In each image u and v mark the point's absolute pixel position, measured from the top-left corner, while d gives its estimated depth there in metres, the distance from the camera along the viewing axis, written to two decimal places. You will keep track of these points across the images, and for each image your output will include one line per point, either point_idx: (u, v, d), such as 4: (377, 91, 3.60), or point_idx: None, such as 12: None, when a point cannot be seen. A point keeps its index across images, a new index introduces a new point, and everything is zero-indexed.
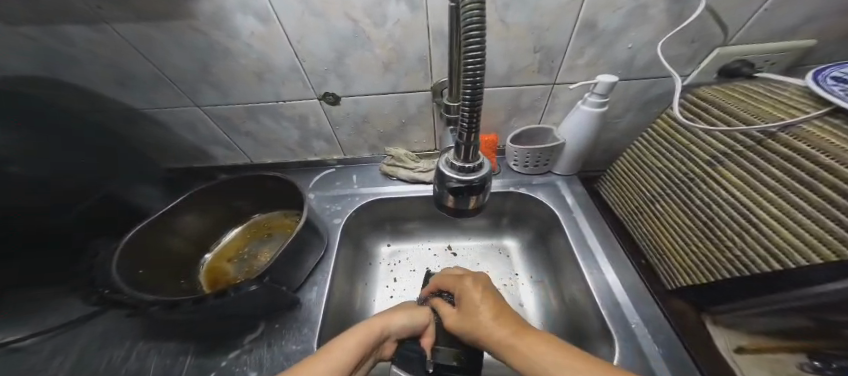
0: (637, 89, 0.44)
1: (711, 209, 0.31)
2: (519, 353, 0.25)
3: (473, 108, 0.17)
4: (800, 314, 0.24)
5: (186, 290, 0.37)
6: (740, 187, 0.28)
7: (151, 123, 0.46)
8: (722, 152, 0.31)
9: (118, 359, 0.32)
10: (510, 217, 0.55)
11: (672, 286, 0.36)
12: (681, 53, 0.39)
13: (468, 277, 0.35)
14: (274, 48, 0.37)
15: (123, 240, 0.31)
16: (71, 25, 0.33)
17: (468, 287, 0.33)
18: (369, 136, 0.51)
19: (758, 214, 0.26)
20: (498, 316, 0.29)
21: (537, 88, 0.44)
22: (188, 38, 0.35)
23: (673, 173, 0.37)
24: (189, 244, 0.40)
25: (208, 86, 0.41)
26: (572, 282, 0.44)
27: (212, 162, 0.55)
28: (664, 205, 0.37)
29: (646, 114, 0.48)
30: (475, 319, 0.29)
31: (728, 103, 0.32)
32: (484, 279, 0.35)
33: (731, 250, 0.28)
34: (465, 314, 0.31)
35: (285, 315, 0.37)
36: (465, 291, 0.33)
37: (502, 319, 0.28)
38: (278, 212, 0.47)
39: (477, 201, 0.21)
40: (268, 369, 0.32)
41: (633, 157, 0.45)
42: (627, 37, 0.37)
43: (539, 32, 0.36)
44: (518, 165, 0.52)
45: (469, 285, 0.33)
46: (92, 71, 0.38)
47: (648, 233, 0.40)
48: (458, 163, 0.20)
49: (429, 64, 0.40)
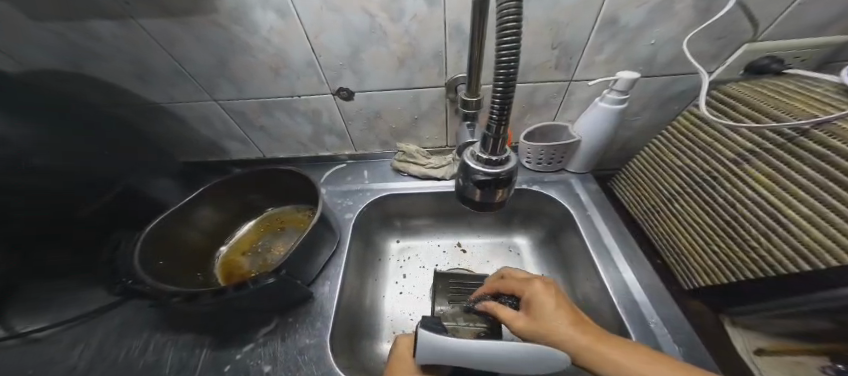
0: (656, 86, 0.43)
1: (735, 208, 0.30)
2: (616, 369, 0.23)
3: (505, 100, 0.17)
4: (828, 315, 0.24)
5: (202, 283, 0.37)
6: (768, 186, 0.27)
7: (169, 118, 0.46)
8: (749, 150, 0.30)
9: (136, 350, 0.32)
10: (521, 216, 0.55)
11: (690, 286, 0.35)
12: (705, 49, 0.38)
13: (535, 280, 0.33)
14: (292, 43, 0.37)
15: (144, 231, 0.31)
16: (100, 21, 0.33)
17: (537, 289, 0.31)
18: (381, 132, 0.51)
19: (787, 214, 0.25)
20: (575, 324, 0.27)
21: (554, 85, 0.43)
22: (208, 33, 0.35)
23: (693, 171, 0.36)
24: (205, 237, 0.40)
25: (225, 81, 0.41)
26: (585, 282, 0.44)
27: (225, 156, 0.55)
28: (684, 204, 0.37)
29: (664, 112, 0.47)
30: (547, 324, 0.28)
31: (756, 100, 0.31)
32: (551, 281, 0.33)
33: (755, 250, 0.27)
34: (536, 314, 0.29)
35: (298, 309, 0.37)
36: (534, 294, 0.31)
37: (585, 331, 0.26)
38: (291, 207, 0.47)
39: (502, 195, 0.21)
40: (282, 363, 0.32)
41: (651, 155, 0.44)
42: (650, 33, 0.36)
43: (559, 28, 0.36)
44: (531, 162, 0.51)
45: (538, 288, 0.31)
46: (113, 66, 0.39)
47: (665, 232, 0.40)
48: (485, 156, 0.20)
49: (446, 60, 0.40)
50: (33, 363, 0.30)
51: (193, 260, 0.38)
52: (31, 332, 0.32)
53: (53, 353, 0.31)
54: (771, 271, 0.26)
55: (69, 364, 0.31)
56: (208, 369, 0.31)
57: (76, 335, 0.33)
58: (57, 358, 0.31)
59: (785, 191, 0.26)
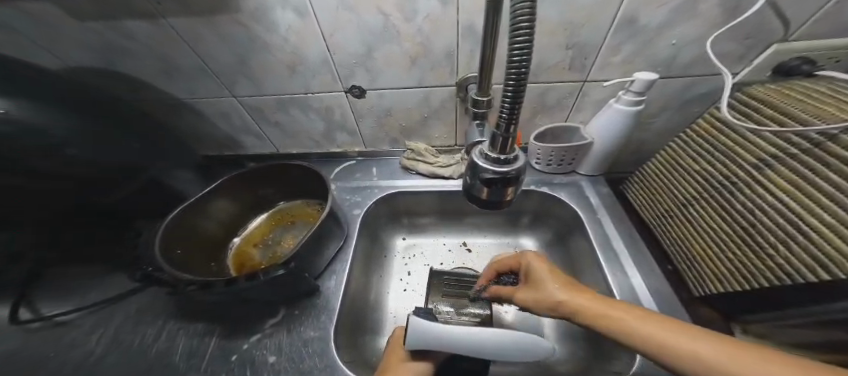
0: (675, 88, 0.42)
1: (753, 215, 0.29)
2: (605, 320, 0.23)
3: (515, 99, 0.17)
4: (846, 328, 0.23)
5: (215, 272, 0.39)
6: (789, 192, 0.26)
7: (190, 113, 0.48)
8: (772, 156, 0.29)
9: (151, 337, 0.34)
10: (529, 217, 0.54)
11: (701, 293, 0.34)
12: (730, 50, 0.36)
13: (523, 254, 0.35)
14: (308, 42, 0.38)
15: (163, 221, 0.33)
16: (133, 22, 0.35)
17: (531, 261, 0.33)
18: (391, 129, 0.52)
19: (808, 223, 0.24)
20: (564, 285, 0.28)
21: (568, 86, 0.42)
22: (229, 32, 0.36)
23: (710, 176, 0.35)
24: (220, 228, 0.42)
25: (244, 78, 0.43)
26: (591, 286, 0.43)
27: (240, 151, 0.57)
28: (699, 209, 0.36)
29: (683, 114, 0.46)
30: (546, 290, 0.29)
31: (782, 103, 0.30)
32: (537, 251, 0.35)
33: (772, 258, 0.26)
34: (536, 287, 0.30)
35: (304, 302, 0.38)
36: (530, 266, 0.33)
37: (576, 291, 0.27)
38: (300, 201, 0.48)
39: (511, 193, 0.21)
40: (287, 354, 0.33)
41: (667, 158, 0.43)
42: (671, 33, 0.35)
43: (575, 28, 0.35)
44: (540, 163, 0.50)
45: (532, 260, 0.33)
46: (139, 63, 0.41)
47: (677, 238, 0.39)
48: (493, 155, 0.20)
49: (458, 59, 0.39)
50: (54, 347, 0.33)
51: (207, 251, 0.40)
52: (57, 314, 0.35)
53: (74, 338, 0.34)
54: (788, 280, 0.25)
55: (87, 349, 0.33)
56: (217, 357, 0.33)
57: (95, 322, 0.35)
58: (78, 343, 0.34)
59: (808, 198, 0.24)
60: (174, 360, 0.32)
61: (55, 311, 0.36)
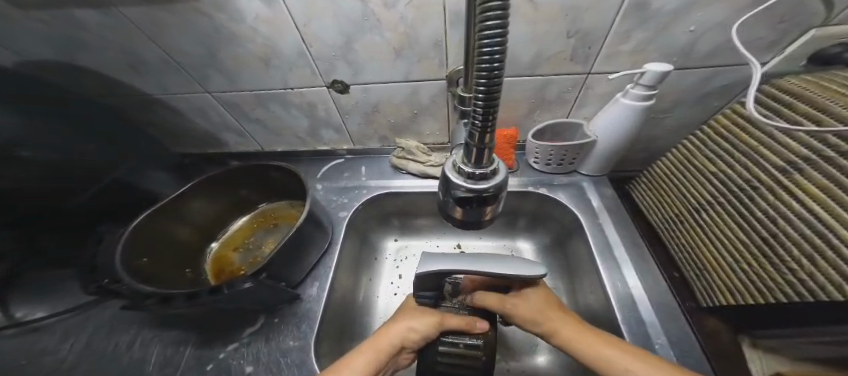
0: (691, 81, 0.37)
1: (776, 224, 0.25)
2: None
3: (489, 103, 0.14)
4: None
5: (191, 279, 0.37)
6: (819, 199, 0.22)
7: (167, 110, 0.46)
8: (801, 157, 0.25)
9: (124, 345, 0.33)
10: (527, 219, 0.51)
11: (710, 303, 0.31)
12: (757, 36, 0.32)
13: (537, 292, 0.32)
14: (280, 32, 0.34)
15: (127, 229, 0.31)
16: (81, 9, 0.33)
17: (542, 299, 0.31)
18: (380, 126, 0.49)
19: (838, 235, 0.20)
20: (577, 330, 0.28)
21: (569, 79, 0.38)
22: (194, 22, 0.33)
23: (730, 178, 0.31)
24: (194, 232, 0.40)
25: (217, 73, 0.40)
26: (589, 294, 0.40)
27: (224, 148, 0.55)
28: (712, 214, 0.32)
29: (699, 109, 0.41)
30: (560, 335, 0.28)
31: (820, 96, 0.26)
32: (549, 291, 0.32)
33: (794, 273, 0.23)
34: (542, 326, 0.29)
35: (284, 309, 0.36)
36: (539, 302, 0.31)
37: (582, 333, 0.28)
38: (284, 202, 0.46)
39: (489, 212, 0.18)
40: (265, 364, 0.31)
41: (680, 157, 0.39)
42: (688, 18, 0.30)
43: (576, 13, 0.31)
44: (539, 163, 0.47)
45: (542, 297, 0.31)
46: (107, 57, 0.38)
47: (687, 245, 0.35)
48: (467, 168, 0.17)
49: (446, 50, 0.36)
50: (28, 354, 0.32)
51: (183, 256, 0.38)
52: (30, 320, 0.33)
53: (49, 344, 0.33)
54: (812, 298, 0.21)
55: (60, 357, 0.32)
56: (190, 366, 0.31)
57: (70, 328, 0.34)
58: (50, 350, 0.32)
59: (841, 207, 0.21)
60: (145, 371, 0.31)
61: (29, 315, 0.34)
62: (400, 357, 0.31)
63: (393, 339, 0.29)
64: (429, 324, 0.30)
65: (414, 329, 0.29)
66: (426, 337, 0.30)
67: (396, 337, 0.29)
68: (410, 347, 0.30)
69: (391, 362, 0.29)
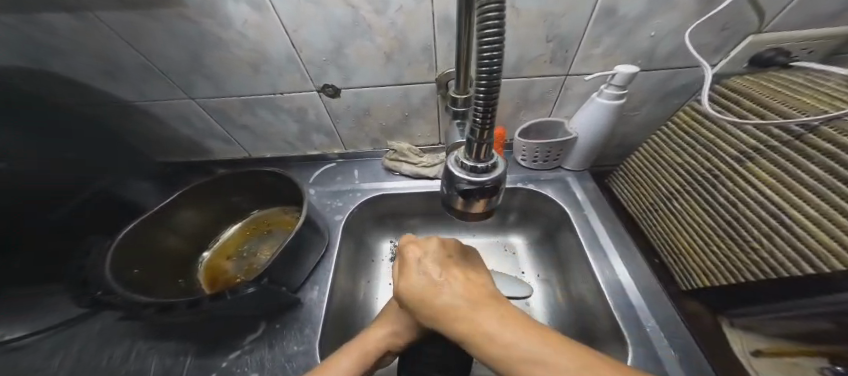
0: (655, 81, 0.41)
1: (736, 208, 0.29)
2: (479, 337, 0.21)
3: (488, 101, 0.15)
4: (827, 318, 0.23)
5: (184, 289, 0.37)
6: (772, 185, 0.26)
7: (146, 117, 0.44)
8: (753, 148, 0.29)
9: (117, 359, 0.31)
10: (517, 214, 0.54)
11: (689, 286, 0.34)
12: (708, 41, 0.36)
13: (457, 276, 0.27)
14: (269, 37, 0.35)
15: (115, 241, 0.30)
16: (49, 13, 0.31)
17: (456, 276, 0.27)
18: (371, 130, 0.49)
19: (791, 216, 0.24)
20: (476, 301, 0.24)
21: (550, 80, 0.41)
22: (177, 27, 0.33)
23: (694, 169, 0.35)
24: (184, 242, 0.39)
25: (202, 78, 0.39)
26: (580, 282, 0.43)
27: (209, 156, 0.53)
28: (683, 202, 0.36)
29: (664, 107, 0.46)
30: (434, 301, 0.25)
31: (761, 95, 0.30)
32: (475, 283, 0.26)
33: (757, 252, 0.26)
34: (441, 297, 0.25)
35: (286, 314, 0.36)
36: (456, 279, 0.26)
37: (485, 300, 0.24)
38: (277, 208, 0.46)
39: (489, 204, 0.20)
40: (269, 370, 0.31)
41: (650, 152, 0.43)
42: (648, 25, 0.34)
43: (553, 19, 0.34)
44: (526, 160, 0.50)
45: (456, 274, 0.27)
46: (81, 63, 0.37)
47: (663, 232, 0.39)
48: (469, 163, 0.18)
49: (435, 54, 0.37)
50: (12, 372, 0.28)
51: (175, 267, 0.38)
52: None
53: (35, 361, 0.29)
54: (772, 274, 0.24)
55: None
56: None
57: None
58: None
59: (793, 192, 0.24)
60: None
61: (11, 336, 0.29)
62: (386, 359, 0.32)
63: (382, 341, 0.31)
64: (415, 326, 0.32)
65: (397, 334, 0.31)
66: (414, 339, 0.32)
67: (378, 337, 0.31)
68: (395, 351, 0.32)
69: (375, 367, 0.30)
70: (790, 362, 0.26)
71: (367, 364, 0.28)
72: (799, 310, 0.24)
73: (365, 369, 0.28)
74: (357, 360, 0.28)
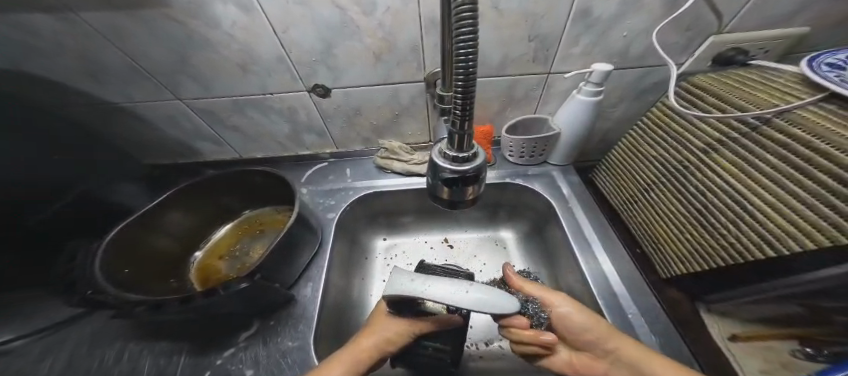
0: (631, 78, 0.44)
1: (705, 196, 0.31)
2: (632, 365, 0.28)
3: (466, 94, 0.16)
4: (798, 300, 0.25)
5: (175, 289, 0.37)
6: (735, 174, 0.28)
7: (133, 118, 0.44)
8: (716, 140, 0.31)
9: (110, 360, 0.31)
10: (507, 209, 0.55)
11: (667, 274, 0.36)
12: (676, 42, 0.38)
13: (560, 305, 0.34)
14: (258, 38, 0.35)
15: (101, 244, 0.30)
16: (31, 14, 0.31)
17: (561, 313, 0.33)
18: (362, 129, 0.50)
19: (753, 202, 0.26)
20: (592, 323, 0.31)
21: (532, 79, 0.43)
22: (165, 27, 0.33)
23: (667, 161, 0.37)
24: (176, 243, 0.40)
25: (190, 79, 0.39)
26: (567, 273, 0.44)
27: (198, 158, 0.53)
28: (659, 193, 0.38)
29: (641, 103, 0.48)
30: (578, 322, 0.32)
31: (723, 90, 0.32)
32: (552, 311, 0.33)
33: (726, 237, 0.28)
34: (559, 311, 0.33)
35: (279, 312, 0.36)
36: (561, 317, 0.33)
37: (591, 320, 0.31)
38: (270, 208, 0.46)
39: (472, 192, 0.21)
40: (264, 366, 0.31)
41: (628, 145, 0.45)
42: (621, 25, 0.36)
43: (532, 21, 0.35)
44: (513, 156, 0.51)
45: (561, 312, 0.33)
46: (64, 64, 0.36)
47: (642, 222, 0.41)
48: (451, 153, 0.19)
49: (422, 54, 0.39)
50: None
51: (165, 269, 0.38)
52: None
53: (24, 365, 0.29)
54: (742, 259, 0.26)
55: None
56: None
57: None
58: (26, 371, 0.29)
59: (754, 180, 0.26)
60: None
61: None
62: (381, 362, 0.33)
63: (376, 346, 0.32)
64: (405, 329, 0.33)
65: (390, 339, 0.33)
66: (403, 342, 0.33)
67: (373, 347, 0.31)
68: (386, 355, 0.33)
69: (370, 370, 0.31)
70: (765, 346, 0.28)
71: (363, 368, 0.30)
72: (768, 293, 0.26)
73: (361, 371, 0.30)
74: (354, 365, 0.29)
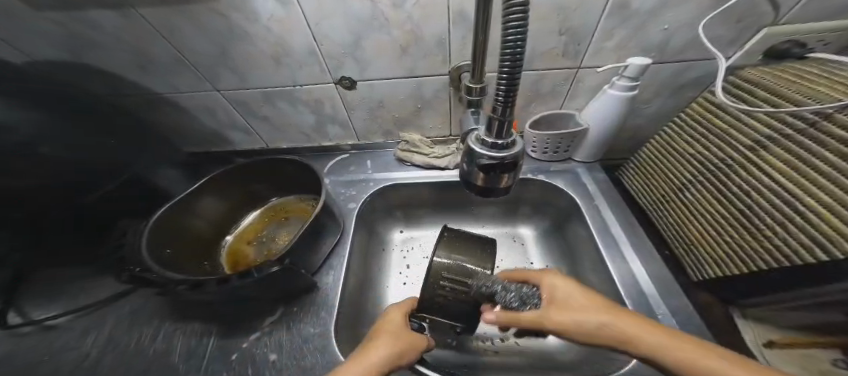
0: (669, 73, 0.41)
1: (749, 196, 0.29)
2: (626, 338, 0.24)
3: (511, 81, 0.16)
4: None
5: (208, 271, 0.39)
6: (785, 172, 0.26)
7: (173, 108, 0.47)
8: (766, 136, 0.29)
9: (147, 337, 0.34)
10: (527, 205, 0.54)
11: (699, 277, 0.35)
12: (723, 34, 0.36)
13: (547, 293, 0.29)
14: (293, 31, 0.36)
15: (148, 224, 0.33)
16: (90, 9, 0.33)
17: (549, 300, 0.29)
18: (384, 121, 0.50)
19: (804, 202, 0.24)
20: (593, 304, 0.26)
21: (562, 73, 0.42)
22: (209, 21, 0.34)
23: (707, 159, 0.35)
24: (210, 226, 0.42)
25: (228, 71, 0.41)
26: (590, 272, 0.43)
27: (229, 147, 0.55)
28: (695, 192, 0.36)
29: (677, 99, 0.46)
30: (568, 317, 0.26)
31: (776, 84, 0.30)
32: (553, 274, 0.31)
33: (770, 239, 0.26)
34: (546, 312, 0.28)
35: (303, 298, 0.38)
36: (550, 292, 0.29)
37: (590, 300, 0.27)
38: (294, 197, 0.48)
39: (507, 180, 0.21)
40: (288, 352, 0.33)
41: (663, 142, 0.43)
42: (664, 17, 0.34)
43: (566, 13, 0.34)
44: (537, 151, 0.50)
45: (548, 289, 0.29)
46: (116, 57, 0.39)
47: (675, 222, 0.39)
48: (489, 140, 0.19)
49: (449, 47, 0.38)
50: (48, 351, 0.31)
51: (202, 251, 0.40)
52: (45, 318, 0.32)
53: (69, 340, 0.32)
54: (786, 262, 0.25)
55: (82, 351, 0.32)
56: (216, 356, 0.33)
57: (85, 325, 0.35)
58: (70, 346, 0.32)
59: (806, 179, 0.24)
60: (172, 361, 0.32)
61: (44, 314, 0.32)
62: None
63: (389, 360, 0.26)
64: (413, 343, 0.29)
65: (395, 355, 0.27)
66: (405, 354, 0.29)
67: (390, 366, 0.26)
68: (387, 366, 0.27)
69: None
70: (804, 353, 0.27)
71: None
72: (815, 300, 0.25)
73: None
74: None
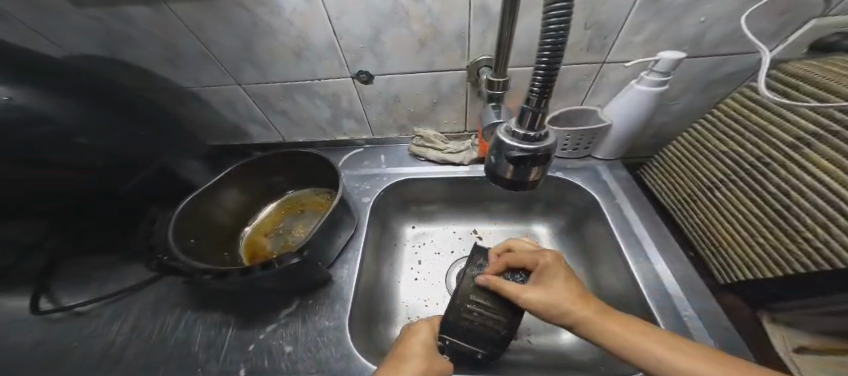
0: (701, 68, 0.39)
1: (788, 196, 0.28)
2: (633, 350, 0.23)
3: (550, 71, 0.16)
4: None
5: (228, 262, 0.40)
6: (828, 171, 0.25)
7: (196, 102, 0.48)
8: (811, 133, 0.27)
9: (169, 325, 0.35)
10: (542, 203, 0.53)
11: (727, 280, 0.33)
12: (763, 27, 0.34)
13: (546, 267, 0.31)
14: (314, 25, 0.36)
15: (175, 212, 0.34)
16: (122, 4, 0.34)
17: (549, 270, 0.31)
18: (400, 116, 0.50)
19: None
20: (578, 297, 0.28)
21: (585, 68, 0.40)
22: (234, 15, 0.35)
23: (743, 157, 0.33)
24: (231, 218, 0.43)
25: (250, 65, 0.41)
26: (608, 273, 0.42)
27: (247, 140, 0.56)
28: (729, 192, 0.34)
29: (707, 96, 0.44)
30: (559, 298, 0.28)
31: (824, 78, 0.28)
32: (560, 258, 0.33)
33: (809, 241, 0.25)
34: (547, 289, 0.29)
35: (318, 291, 0.38)
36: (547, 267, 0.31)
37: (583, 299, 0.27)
38: (310, 190, 0.48)
39: (537, 172, 0.20)
40: (303, 344, 0.33)
41: (692, 140, 0.41)
42: (700, 9, 0.33)
43: (594, 5, 0.33)
44: (555, 148, 0.49)
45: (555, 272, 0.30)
46: (144, 51, 0.40)
47: (703, 223, 0.37)
48: (521, 131, 0.19)
49: (469, 42, 0.38)
50: None
51: (223, 240, 0.41)
52: None
53: None
54: (827, 266, 0.23)
55: None
56: (235, 346, 0.33)
57: None
58: None
59: None
60: (193, 350, 0.33)
61: None
62: None
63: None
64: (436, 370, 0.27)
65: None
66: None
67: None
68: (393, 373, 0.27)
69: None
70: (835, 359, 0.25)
71: None
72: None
73: None
74: None
